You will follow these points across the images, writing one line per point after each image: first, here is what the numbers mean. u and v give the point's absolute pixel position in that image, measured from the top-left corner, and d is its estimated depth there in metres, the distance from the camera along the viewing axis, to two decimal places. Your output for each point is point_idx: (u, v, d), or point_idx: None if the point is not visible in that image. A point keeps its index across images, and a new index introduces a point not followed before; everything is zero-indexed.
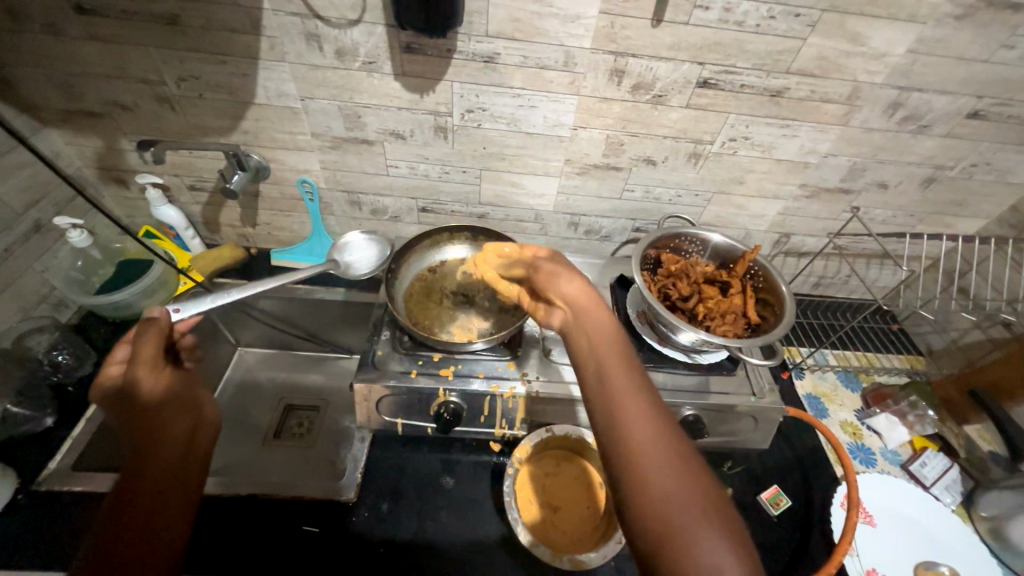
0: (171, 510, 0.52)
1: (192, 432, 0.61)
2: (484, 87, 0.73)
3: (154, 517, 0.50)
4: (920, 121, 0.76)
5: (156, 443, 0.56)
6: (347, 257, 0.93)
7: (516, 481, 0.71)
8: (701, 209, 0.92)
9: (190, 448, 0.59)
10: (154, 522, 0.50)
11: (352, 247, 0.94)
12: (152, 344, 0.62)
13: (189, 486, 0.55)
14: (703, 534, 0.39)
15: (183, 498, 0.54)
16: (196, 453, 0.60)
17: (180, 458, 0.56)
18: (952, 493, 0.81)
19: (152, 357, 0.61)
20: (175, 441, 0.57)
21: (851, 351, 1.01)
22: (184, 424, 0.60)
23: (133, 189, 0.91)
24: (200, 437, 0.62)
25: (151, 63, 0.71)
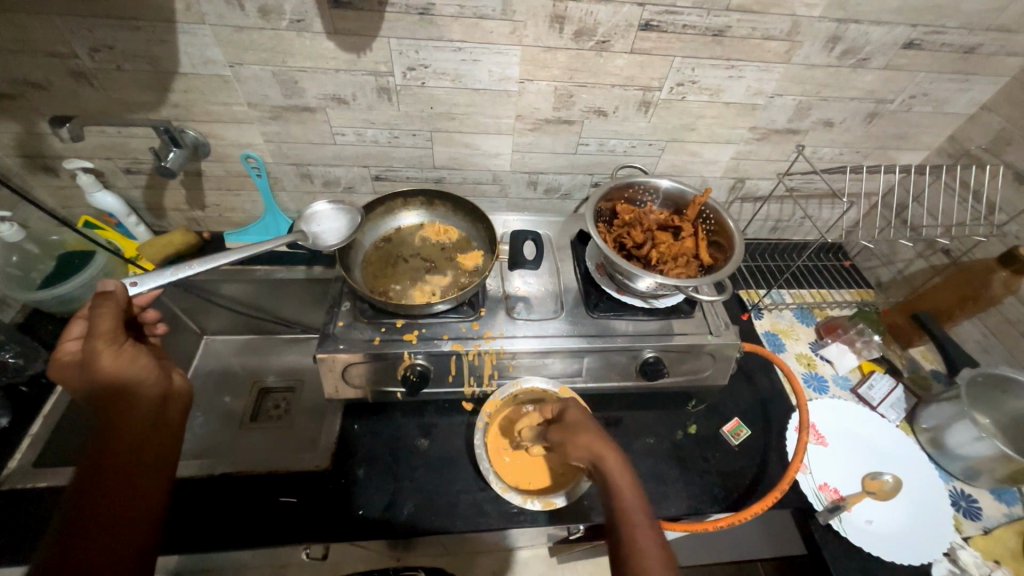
0: (145, 481, 0.53)
1: (162, 404, 0.60)
2: (423, 42, 0.71)
3: (126, 491, 0.51)
4: (859, 54, 0.77)
5: (122, 420, 0.55)
6: (312, 230, 0.78)
7: (487, 434, 0.74)
8: (657, 159, 0.93)
9: (160, 421, 0.58)
10: (128, 497, 0.51)
11: (320, 218, 0.80)
12: (110, 318, 0.57)
13: (161, 456, 0.55)
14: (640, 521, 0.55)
15: (156, 467, 0.54)
16: (168, 423, 0.59)
17: (149, 431, 0.56)
18: (897, 410, 0.87)
19: (112, 331, 0.57)
20: (144, 415, 0.57)
21: (806, 288, 1.06)
22: (155, 397, 0.59)
23: (64, 177, 0.86)
24: (171, 407, 0.61)
25: (58, 34, 0.66)
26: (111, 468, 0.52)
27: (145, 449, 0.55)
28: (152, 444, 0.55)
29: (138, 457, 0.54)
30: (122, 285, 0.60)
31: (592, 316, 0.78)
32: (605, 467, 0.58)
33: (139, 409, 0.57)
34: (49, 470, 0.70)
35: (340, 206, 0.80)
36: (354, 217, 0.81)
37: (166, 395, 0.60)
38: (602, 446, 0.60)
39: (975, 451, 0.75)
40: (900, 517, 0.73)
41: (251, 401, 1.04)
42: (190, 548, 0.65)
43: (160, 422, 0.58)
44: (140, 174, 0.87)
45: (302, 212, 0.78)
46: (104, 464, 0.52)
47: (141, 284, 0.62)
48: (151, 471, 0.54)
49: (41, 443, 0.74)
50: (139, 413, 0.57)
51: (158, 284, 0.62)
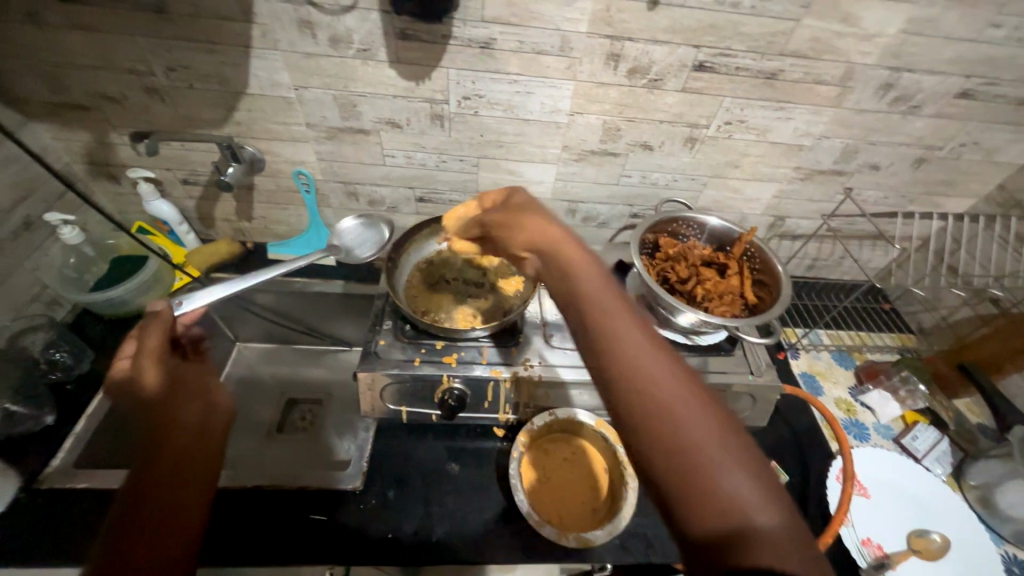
0: (186, 495, 0.51)
1: (205, 418, 0.60)
2: (480, 73, 0.73)
3: (169, 504, 0.49)
4: (910, 101, 0.77)
5: (166, 433, 0.56)
6: (344, 243, 0.92)
7: (521, 464, 0.72)
8: (698, 193, 0.93)
9: (202, 435, 0.57)
10: (170, 509, 0.49)
11: (348, 232, 0.92)
12: (154, 336, 0.64)
13: (202, 471, 0.54)
14: (727, 465, 0.34)
15: (197, 483, 0.53)
16: (211, 438, 0.58)
17: (191, 446, 0.56)
18: (943, 464, 0.83)
19: (157, 348, 0.63)
20: (186, 429, 0.57)
21: (844, 330, 1.04)
22: (197, 413, 0.60)
23: (125, 185, 0.90)
24: (214, 423, 0.60)
25: (140, 54, 0.70)
26: (155, 484, 0.51)
27: (187, 464, 0.54)
28: (194, 459, 0.54)
29: (180, 473, 0.53)
30: (169, 303, 0.68)
31: None
32: (557, 268, 0.51)
33: (182, 424, 0.57)
34: (89, 471, 0.71)
35: (365, 219, 0.94)
36: (378, 228, 0.94)
37: (209, 410, 0.61)
38: (553, 244, 0.53)
39: None
40: None
41: (279, 411, 1.05)
42: (220, 561, 0.65)
43: (202, 436, 0.57)
44: (196, 185, 0.91)
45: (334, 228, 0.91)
46: (148, 479, 0.51)
47: (186, 301, 0.69)
48: (192, 485, 0.52)
49: (81, 444, 0.75)
50: (182, 426, 0.57)
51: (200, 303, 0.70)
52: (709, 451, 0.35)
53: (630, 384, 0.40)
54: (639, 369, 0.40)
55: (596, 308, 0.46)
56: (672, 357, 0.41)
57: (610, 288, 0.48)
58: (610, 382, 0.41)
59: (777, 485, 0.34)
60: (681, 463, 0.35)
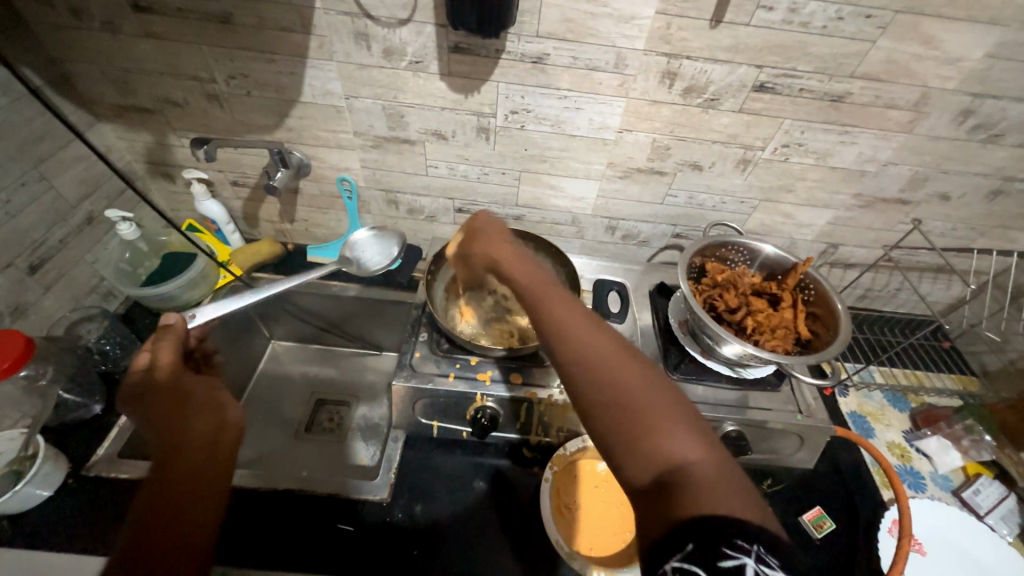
0: (188, 522, 0.49)
1: (217, 434, 0.58)
2: (530, 88, 0.72)
3: (170, 532, 0.48)
4: (992, 130, 0.71)
5: (176, 452, 0.55)
6: (356, 255, 0.93)
7: (552, 490, 0.70)
8: (746, 217, 0.89)
9: (212, 452, 0.56)
10: (170, 538, 0.48)
11: (360, 245, 0.93)
12: (168, 350, 0.65)
13: (207, 496, 0.52)
14: (664, 425, 0.41)
15: (203, 508, 0.51)
16: (220, 457, 0.57)
17: (201, 465, 0.55)
18: (1008, 524, 0.77)
19: (171, 362, 0.65)
20: (195, 447, 0.56)
21: (898, 368, 0.97)
22: (208, 429, 0.58)
23: (179, 184, 0.93)
24: (225, 439, 0.59)
25: (203, 61, 0.72)
26: (161, 508, 0.50)
27: (193, 487, 0.52)
28: (200, 480, 0.53)
29: (186, 497, 0.51)
30: (183, 317, 0.70)
31: (672, 377, 0.74)
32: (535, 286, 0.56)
33: (192, 441, 0.56)
34: (131, 461, 0.74)
35: (378, 231, 0.94)
36: (392, 240, 0.95)
37: (221, 426, 0.59)
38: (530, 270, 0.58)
39: None
40: None
41: (308, 411, 1.07)
42: (247, 563, 0.66)
43: (211, 455, 0.56)
44: (244, 187, 0.93)
45: (347, 241, 0.92)
46: (156, 501, 0.50)
47: (200, 314, 0.72)
48: (195, 512, 0.50)
49: (127, 433, 0.76)
50: (191, 444, 0.56)
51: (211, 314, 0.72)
52: (670, 432, 0.41)
53: (591, 368, 0.46)
54: (610, 372, 0.46)
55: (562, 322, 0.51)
56: (613, 338, 0.49)
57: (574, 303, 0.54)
58: (582, 387, 0.46)
59: (732, 459, 0.40)
60: (652, 448, 0.40)
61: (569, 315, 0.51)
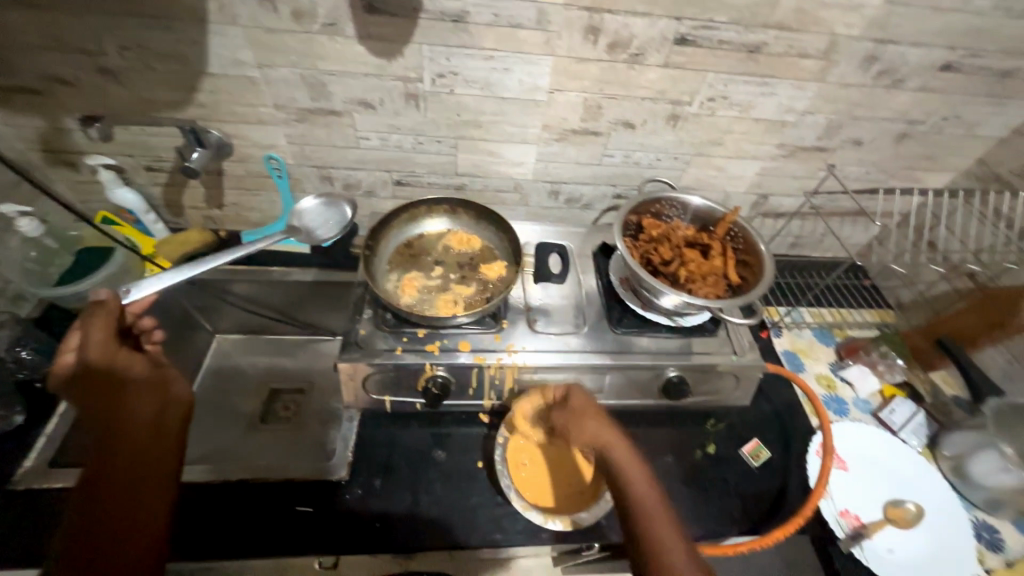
0: (148, 501, 0.53)
1: (159, 412, 0.60)
2: (455, 49, 0.70)
3: (126, 511, 0.51)
4: (894, 75, 0.76)
5: (121, 435, 0.56)
6: (305, 224, 0.86)
7: (507, 451, 0.72)
8: (681, 172, 0.92)
9: (158, 431, 0.58)
10: (127, 519, 0.51)
11: (306, 213, 0.87)
12: (101, 328, 0.58)
13: (162, 473, 0.56)
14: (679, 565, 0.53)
15: (158, 485, 0.55)
16: (166, 433, 0.59)
17: (146, 446, 0.56)
18: (918, 436, 0.85)
19: (104, 340, 0.58)
20: (140, 428, 0.57)
21: (826, 308, 1.04)
22: (150, 409, 0.59)
23: (85, 172, 0.85)
24: (169, 417, 0.61)
25: (89, 31, 0.65)
26: (111, 490, 0.52)
27: (144, 466, 0.55)
28: (151, 459, 0.56)
29: (138, 475, 0.54)
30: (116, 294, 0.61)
31: (615, 331, 0.77)
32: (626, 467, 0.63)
33: (134, 419, 0.57)
34: (65, 470, 0.70)
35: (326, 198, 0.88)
36: (341, 209, 0.88)
37: (163, 404, 0.61)
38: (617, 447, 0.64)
39: (999, 481, 0.74)
40: (922, 547, 0.72)
41: (262, 402, 1.04)
42: (202, 556, 0.64)
43: (158, 435, 0.58)
44: (161, 172, 0.86)
45: (291, 209, 0.86)
46: (106, 480, 0.52)
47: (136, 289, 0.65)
48: (151, 490, 0.54)
49: (58, 440, 0.73)
50: (134, 424, 0.57)
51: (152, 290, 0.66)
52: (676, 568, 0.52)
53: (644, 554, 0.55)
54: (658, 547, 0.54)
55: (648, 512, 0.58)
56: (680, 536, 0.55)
57: (646, 478, 0.61)
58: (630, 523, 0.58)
59: None
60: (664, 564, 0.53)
61: (660, 527, 0.56)
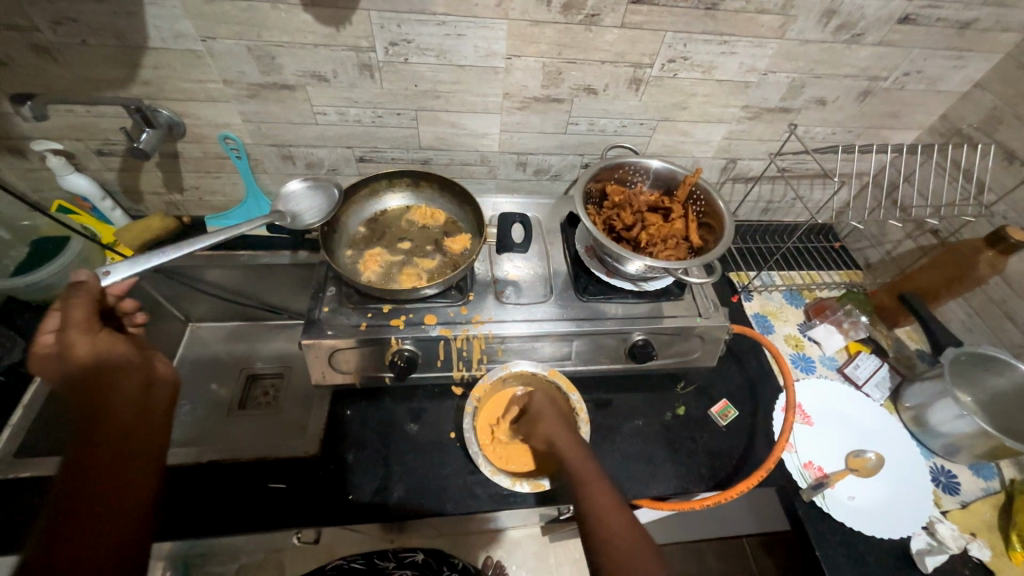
0: (136, 468, 0.51)
1: (146, 391, 0.58)
2: (405, 15, 0.68)
3: (115, 476, 0.50)
4: (853, 29, 0.75)
5: (106, 407, 0.54)
6: (291, 209, 0.78)
7: (476, 419, 0.73)
8: (648, 139, 0.91)
9: (145, 406, 0.56)
10: (116, 484, 0.49)
11: (296, 198, 0.80)
12: (81, 308, 0.55)
13: (151, 444, 0.54)
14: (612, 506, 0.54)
15: (146, 454, 0.53)
16: (154, 413, 0.57)
17: (133, 418, 0.54)
18: (882, 390, 0.88)
19: (85, 320, 0.55)
20: (126, 401, 0.55)
21: (795, 271, 1.06)
22: (135, 384, 0.57)
23: (33, 159, 0.82)
24: (156, 394, 0.59)
25: (15, 5, 0.62)
26: (99, 456, 0.50)
27: (133, 439, 0.53)
28: (140, 431, 0.54)
29: (126, 444, 0.52)
30: (95, 274, 0.57)
31: (582, 299, 0.77)
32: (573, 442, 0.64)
33: (119, 393, 0.55)
34: (33, 459, 0.70)
35: (315, 180, 0.80)
36: (331, 193, 0.80)
37: (149, 380, 0.59)
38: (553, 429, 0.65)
39: (957, 428, 0.76)
40: (880, 492, 0.75)
41: (240, 388, 1.03)
42: (178, 535, 0.65)
43: (145, 409, 0.56)
44: (114, 156, 0.84)
45: (278, 194, 0.79)
46: (90, 459, 0.50)
47: (116, 272, 0.59)
48: (141, 459, 0.52)
49: (21, 433, 0.74)
50: (119, 402, 0.55)
51: (132, 272, 0.60)
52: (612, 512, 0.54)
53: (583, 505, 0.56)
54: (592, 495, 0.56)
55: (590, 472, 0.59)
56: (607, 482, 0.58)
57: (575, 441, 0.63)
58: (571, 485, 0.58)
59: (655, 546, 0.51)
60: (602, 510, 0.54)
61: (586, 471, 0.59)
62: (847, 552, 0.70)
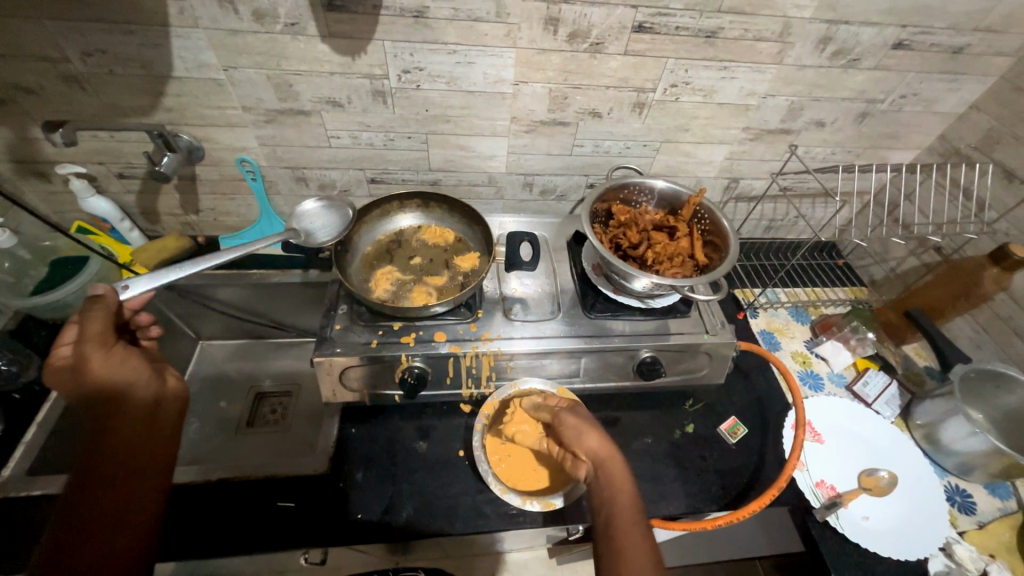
0: (141, 484, 0.52)
1: (155, 407, 0.58)
2: (418, 45, 0.71)
3: (123, 489, 0.51)
4: (849, 55, 0.78)
5: (115, 423, 0.55)
6: (305, 227, 0.80)
7: (486, 436, 0.74)
8: (651, 159, 0.93)
9: (153, 423, 0.57)
10: (121, 498, 0.50)
11: (311, 217, 0.81)
12: (99, 323, 0.55)
13: (158, 459, 0.55)
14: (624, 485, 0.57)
15: (154, 470, 0.54)
16: (162, 428, 0.57)
17: (141, 435, 0.55)
18: (892, 407, 0.87)
19: (102, 335, 0.56)
20: (135, 417, 0.56)
21: (800, 288, 1.07)
22: (145, 400, 0.58)
23: (57, 182, 0.85)
24: (166, 409, 0.59)
25: (49, 38, 0.65)
26: (106, 473, 0.51)
27: (141, 453, 0.54)
28: (149, 446, 0.55)
29: (135, 460, 0.53)
30: (112, 288, 0.57)
31: (589, 316, 0.78)
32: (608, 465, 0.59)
33: (127, 410, 0.56)
34: (45, 477, 0.70)
35: (331, 201, 0.82)
36: (344, 212, 0.82)
37: (159, 395, 0.59)
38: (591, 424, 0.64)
39: (970, 446, 0.75)
40: (894, 512, 0.74)
41: (247, 406, 1.04)
42: (187, 554, 0.65)
43: (152, 425, 0.56)
44: (133, 179, 0.87)
45: (293, 211, 0.81)
46: (99, 471, 0.51)
47: (133, 287, 0.57)
48: (149, 473, 0.53)
49: (33, 451, 0.74)
50: (129, 417, 0.55)
51: (149, 288, 0.58)
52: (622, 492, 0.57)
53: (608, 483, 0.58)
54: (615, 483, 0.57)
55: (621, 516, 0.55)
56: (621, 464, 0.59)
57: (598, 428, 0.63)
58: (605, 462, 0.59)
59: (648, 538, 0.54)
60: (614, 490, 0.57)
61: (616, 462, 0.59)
62: (863, 574, 0.69)
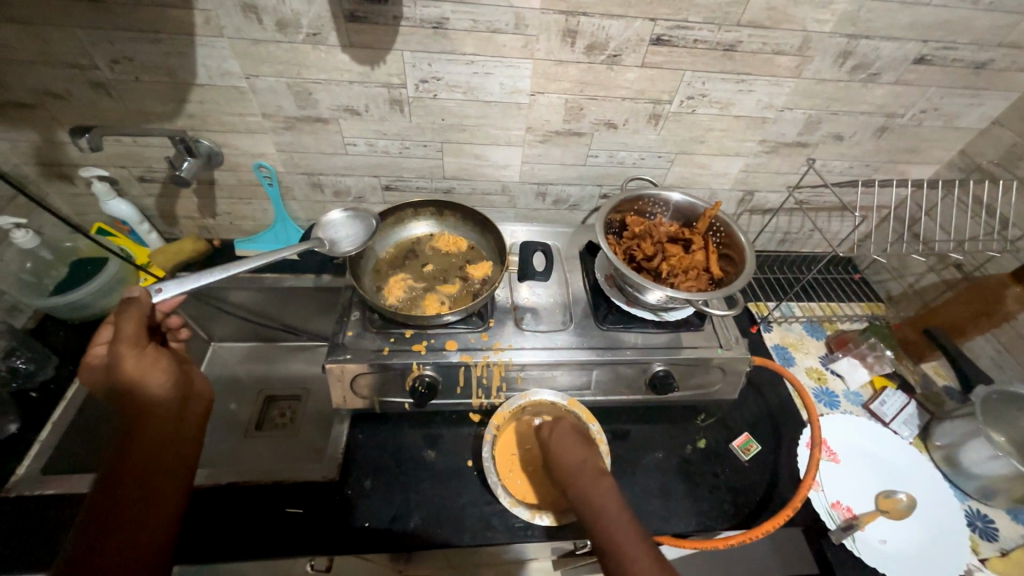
0: (166, 480, 0.52)
1: (182, 408, 0.58)
2: (436, 55, 0.71)
3: (147, 485, 0.51)
4: (869, 69, 0.77)
5: (143, 421, 0.55)
6: (330, 236, 0.81)
7: (495, 447, 0.73)
8: (666, 171, 0.93)
9: (178, 422, 0.57)
10: (145, 495, 0.50)
11: (335, 226, 0.82)
12: (133, 323, 0.57)
13: (182, 456, 0.55)
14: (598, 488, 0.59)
15: (179, 467, 0.54)
16: (187, 427, 0.58)
17: (167, 433, 0.55)
18: (910, 427, 0.85)
19: (135, 335, 0.57)
20: (162, 416, 0.56)
21: (815, 302, 1.06)
22: (173, 399, 0.58)
23: (80, 184, 0.87)
24: (192, 409, 0.60)
25: (78, 45, 0.67)
26: (135, 469, 0.52)
27: (166, 450, 0.54)
28: (173, 444, 0.55)
29: (160, 457, 0.53)
30: (147, 291, 0.61)
31: (601, 328, 0.77)
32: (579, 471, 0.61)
33: (154, 408, 0.56)
34: (58, 477, 0.70)
35: (355, 211, 0.82)
36: (368, 222, 0.82)
37: (186, 395, 0.60)
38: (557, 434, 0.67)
39: (992, 469, 0.73)
40: (913, 536, 0.72)
41: (257, 409, 1.04)
42: (197, 558, 0.65)
43: (179, 424, 0.57)
44: (154, 182, 0.88)
45: (319, 220, 0.81)
46: (125, 467, 0.51)
47: (166, 290, 0.61)
48: (172, 470, 0.53)
49: (48, 450, 0.75)
50: (156, 415, 0.56)
51: (181, 291, 0.62)
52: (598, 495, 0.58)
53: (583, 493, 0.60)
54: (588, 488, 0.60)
55: (606, 517, 0.56)
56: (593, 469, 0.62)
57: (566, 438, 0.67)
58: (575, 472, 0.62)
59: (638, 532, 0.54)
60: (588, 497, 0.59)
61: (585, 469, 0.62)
62: None
